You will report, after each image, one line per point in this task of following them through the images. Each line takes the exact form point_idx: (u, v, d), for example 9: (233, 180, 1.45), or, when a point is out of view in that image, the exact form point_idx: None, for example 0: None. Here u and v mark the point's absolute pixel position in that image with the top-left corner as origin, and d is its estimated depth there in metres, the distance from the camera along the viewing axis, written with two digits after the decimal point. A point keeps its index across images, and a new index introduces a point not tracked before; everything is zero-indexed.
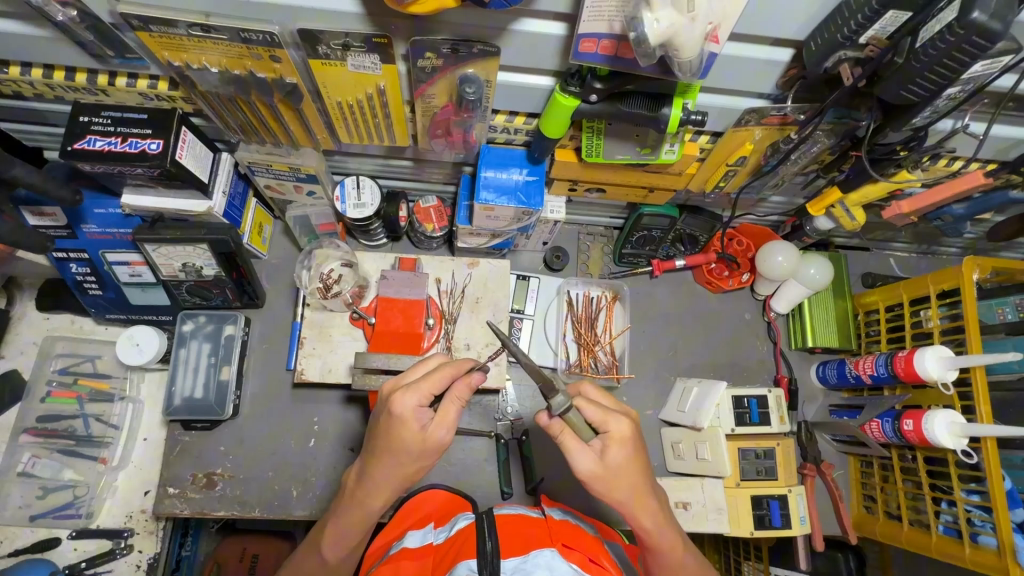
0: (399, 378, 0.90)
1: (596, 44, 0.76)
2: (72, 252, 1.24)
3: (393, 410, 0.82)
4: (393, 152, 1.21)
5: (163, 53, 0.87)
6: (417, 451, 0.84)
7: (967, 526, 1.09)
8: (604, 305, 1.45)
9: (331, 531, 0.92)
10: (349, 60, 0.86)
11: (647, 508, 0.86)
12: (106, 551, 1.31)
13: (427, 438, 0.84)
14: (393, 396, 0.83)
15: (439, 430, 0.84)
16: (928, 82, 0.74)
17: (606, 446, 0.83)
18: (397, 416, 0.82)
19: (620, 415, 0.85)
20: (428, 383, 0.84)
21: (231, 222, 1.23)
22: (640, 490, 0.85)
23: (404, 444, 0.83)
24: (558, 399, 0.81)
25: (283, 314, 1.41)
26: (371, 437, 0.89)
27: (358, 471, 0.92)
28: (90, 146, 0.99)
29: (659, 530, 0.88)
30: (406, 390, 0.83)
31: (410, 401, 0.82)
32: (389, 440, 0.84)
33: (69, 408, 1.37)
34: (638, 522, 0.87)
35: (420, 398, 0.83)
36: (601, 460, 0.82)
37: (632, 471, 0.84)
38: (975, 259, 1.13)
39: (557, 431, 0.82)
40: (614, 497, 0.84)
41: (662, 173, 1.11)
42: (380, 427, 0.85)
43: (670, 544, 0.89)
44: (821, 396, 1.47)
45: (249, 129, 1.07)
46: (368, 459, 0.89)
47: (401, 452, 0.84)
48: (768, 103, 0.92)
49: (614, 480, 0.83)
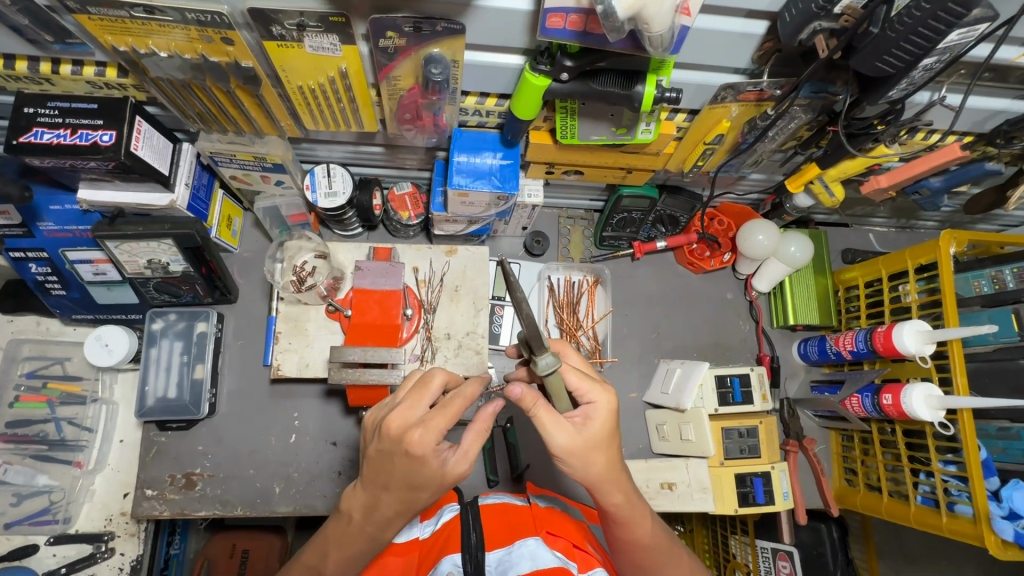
0: (408, 413, 0.78)
1: (564, 19, 0.72)
2: (30, 251, 1.18)
3: (415, 451, 0.76)
4: (364, 138, 1.16)
5: (106, 37, 0.82)
6: (437, 485, 0.80)
7: (943, 496, 1.10)
8: (586, 289, 1.46)
9: (341, 549, 0.87)
10: (306, 41, 0.82)
11: (617, 484, 0.85)
12: (87, 555, 1.29)
13: (448, 473, 0.79)
14: (408, 436, 0.76)
15: (461, 464, 0.80)
16: (904, 52, 0.73)
17: (585, 418, 0.82)
18: (419, 457, 0.76)
19: (601, 386, 0.84)
20: (443, 417, 0.77)
21: (196, 215, 1.18)
22: (611, 464, 0.83)
23: (423, 480, 0.78)
24: (547, 357, 0.80)
25: (257, 308, 1.37)
26: (380, 471, 0.80)
27: (363, 498, 0.85)
28: (36, 139, 0.93)
29: (627, 507, 0.87)
30: (421, 427, 0.76)
31: (428, 439, 0.76)
32: (407, 476, 0.78)
33: (39, 413, 1.32)
34: (608, 498, 0.85)
35: (440, 434, 0.77)
36: (578, 433, 0.80)
37: (606, 448, 0.83)
38: (952, 232, 1.12)
39: (530, 403, 0.78)
40: (588, 473, 0.82)
41: (639, 153, 1.09)
42: (394, 465, 0.78)
43: (638, 519, 0.89)
44: (803, 372, 1.48)
45: (208, 117, 1.02)
46: (378, 489, 0.82)
47: (421, 488, 0.79)
48: (744, 78, 0.90)
49: (590, 454, 0.81)
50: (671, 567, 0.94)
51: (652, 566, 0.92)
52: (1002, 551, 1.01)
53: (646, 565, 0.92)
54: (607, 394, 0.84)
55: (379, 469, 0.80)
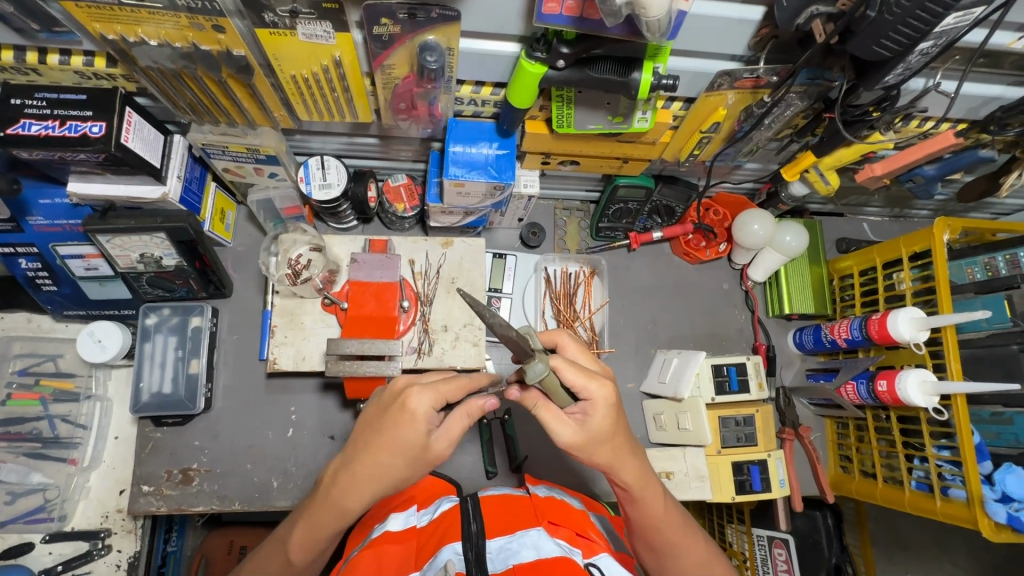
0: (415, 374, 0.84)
1: (560, 5, 0.72)
2: (20, 247, 1.15)
3: (408, 408, 0.80)
4: (358, 129, 1.15)
5: (94, 25, 0.80)
6: (414, 454, 0.82)
7: (937, 480, 1.11)
8: (582, 280, 1.46)
9: (307, 520, 0.88)
10: (299, 28, 0.81)
11: (629, 461, 0.86)
12: (83, 552, 1.28)
13: (428, 444, 0.82)
14: (407, 392, 0.81)
15: (442, 443, 0.83)
16: (901, 36, 0.73)
17: (586, 412, 0.81)
18: (410, 415, 0.80)
19: (598, 380, 0.79)
20: (444, 385, 0.81)
21: (189, 208, 1.17)
22: (617, 451, 0.84)
23: (403, 442, 0.81)
24: (536, 364, 0.75)
25: (251, 302, 1.36)
26: (370, 428, 0.85)
27: (341, 470, 0.86)
28: (24, 130, 0.92)
29: (638, 486, 0.87)
30: (421, 388, 0.81)
31: (424, 401, 0.80)
32: (391, 436, 0.81)
33: (31, 410, 1.30)
34: (619, 476, 0.86)
35: (433, 401, 0.81)
36: (579, 431, 0.81)
37: (613, 437, 0.83)
38: (946, 220, 1.13)
39: (532, 403, 0.82)
40: (593, 461, 0.84)
41: (635, 142, 1.08)
42: (384, 420, 0.82)
43: (649, 498, 0.89)
44: (798, 361, 1.49)
45: (200, 108, 1.00)
46: (359, 448, 0.84)
47: (397, 453, 0.81)
48: (741, 65, 0.89)
49: (596, 447, 0.82)
50: (686, 546, 0.93)
51: (663, 545, 0.92)
52: (995, 534, 1.03)
53: (658, 545, 0.93)
54: (604, 388, 0.79)
55: (371, 432, 0.84)
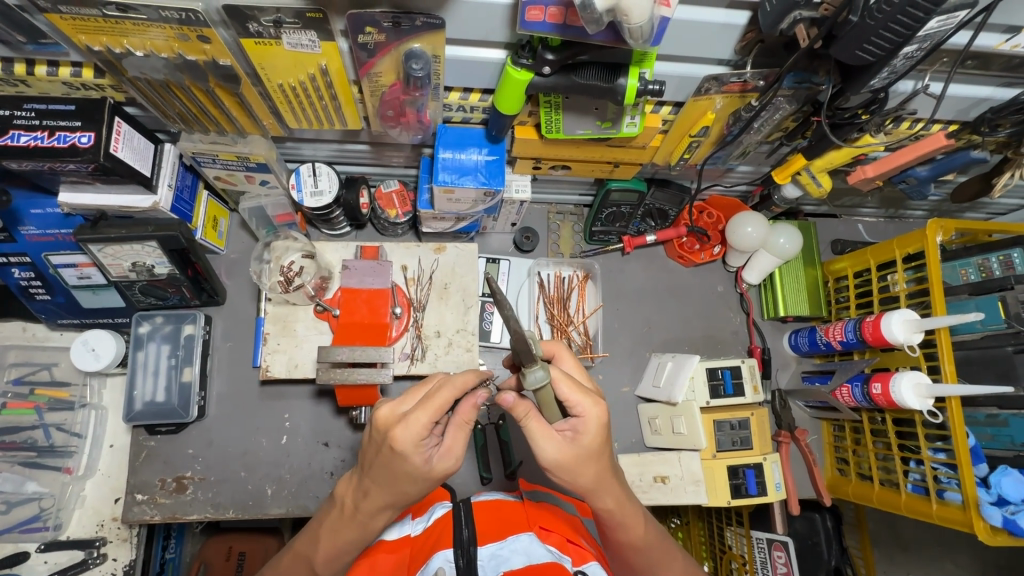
0: (396, 405, 0.78)
1: (544, 12, 0.72)
2: (12, 256, 1.16)
3: (398, 447, 0.75)
4: (349, 136, 1.15)
5: (80, 37, 0.80)
6: (422, 480, 0.79)
7: (934, 484, 1.10)
8: (576, 285, 1.45)
9: (331, 537, 0.86)
10: (284, 38, 0.81)
11: (610, 489, 0.83)
12: (78, 561, 1.28)
13: (435, 470, 0.78)
14: (391, 431, 0.75)
15: (447, 463, 0.79)
16: (884, 40, 0.73)
17: (575, 431, 0.79)
18: (401, 453, 0.75)
19: (592, 398, 0.79)
20: (427, 411, 0.75)
21: (180, 216, 1.17)
22: (600, 475, 0.81)
23: (406, 476, 0.77)
24: (537, 371, 0.77)
25: (244, 309, 1.36)
26: (370, 463, 0.81)
27: (356, 486, 0.85)
28: (13, 141, 0.92)
29: (618, 512, 0.86)
30: (403, 422, 0.74)
31: (409, 435, 0.74)
32: (390, 471, 0.78)
33: (25, 419, 1.29)
34: (599, 502, 0.84)
35: (423, 429, 0.74)
36: (569, 447, 0.78)
37: (597, 460, 0.80)
38: (939, 221, 1.12)
39: (522, 413, 0.77)
40: (578, 483, 0.81)
41: (625, 147, 1.08)
42: (378, 457, 0.78)
43: (632, 523, 0.88)
44: (794, 363, 1.49)
45: (190, 117, 1.00)
46: (366, 479, 0.82)
47: (405, 483, 0.78)
48: (728, 70, 0.89)
49: (580, 468, 0.79)
50: (666, 565, 0.94)
51: (645, 562, 0.93)
52: (991, 537, 1.02)
53: (639, 560, 0.93)
54: (597, 407, 0.79)
55: (372, 467, 0.80)
